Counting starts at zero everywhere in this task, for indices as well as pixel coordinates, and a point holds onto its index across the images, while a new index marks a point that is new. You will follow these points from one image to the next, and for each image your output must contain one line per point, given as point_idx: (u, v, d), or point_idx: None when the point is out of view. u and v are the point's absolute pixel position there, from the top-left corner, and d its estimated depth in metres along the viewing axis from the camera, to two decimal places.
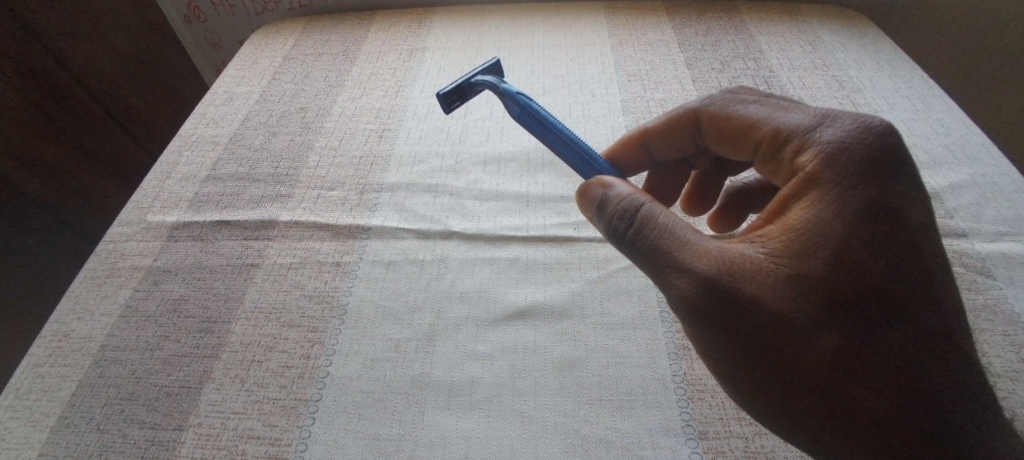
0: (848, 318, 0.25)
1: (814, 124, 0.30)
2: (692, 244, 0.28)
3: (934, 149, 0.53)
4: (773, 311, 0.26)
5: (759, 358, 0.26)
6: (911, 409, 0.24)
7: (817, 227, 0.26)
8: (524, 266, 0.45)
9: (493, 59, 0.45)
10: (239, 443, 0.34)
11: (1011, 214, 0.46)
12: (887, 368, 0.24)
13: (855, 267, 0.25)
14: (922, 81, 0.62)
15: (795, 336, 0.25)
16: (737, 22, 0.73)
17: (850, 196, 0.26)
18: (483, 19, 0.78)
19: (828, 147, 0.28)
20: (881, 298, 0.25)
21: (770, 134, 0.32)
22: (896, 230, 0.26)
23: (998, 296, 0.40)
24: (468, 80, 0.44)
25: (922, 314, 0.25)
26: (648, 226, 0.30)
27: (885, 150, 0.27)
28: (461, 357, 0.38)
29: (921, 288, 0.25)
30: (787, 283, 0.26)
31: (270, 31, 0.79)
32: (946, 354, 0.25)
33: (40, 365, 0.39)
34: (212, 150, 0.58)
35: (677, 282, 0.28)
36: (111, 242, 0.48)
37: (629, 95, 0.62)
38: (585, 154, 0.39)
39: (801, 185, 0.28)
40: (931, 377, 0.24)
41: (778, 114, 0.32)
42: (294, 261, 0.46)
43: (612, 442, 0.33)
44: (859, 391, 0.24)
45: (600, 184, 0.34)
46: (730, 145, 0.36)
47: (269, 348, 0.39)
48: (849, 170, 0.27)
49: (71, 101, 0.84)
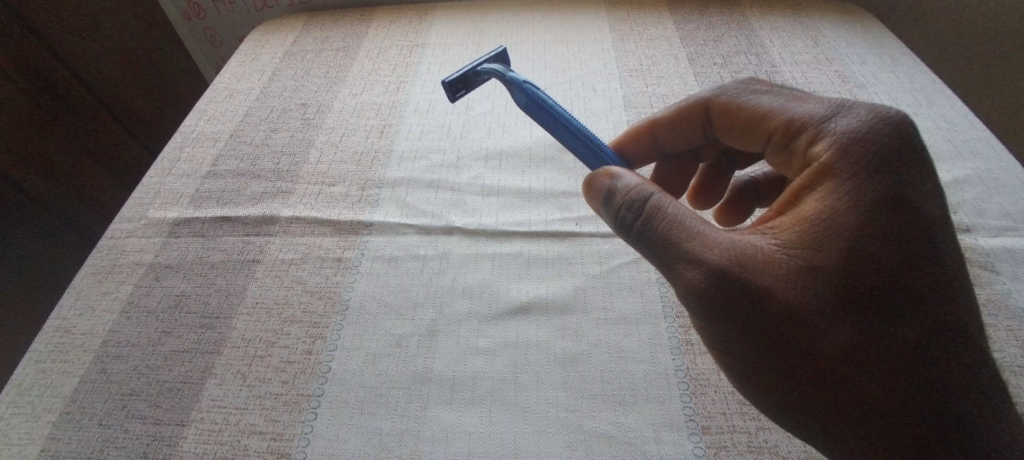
0: (861, 309, 0.25)
1: (827, 116, 0.29)
2: (703, 235, 0.28)
3: (937, 145, 0.53)
4: (783, 302, 0.26)
5: (771, 350, 0.26)
6: (922, 401, 0.24)
7: (829, 219, 0.26)
8: (525, 261, 0.44)
9: (500, 48, 0.45)
10: (241, 438, 0.34)
11: (1015, 209, 0.46)
12: (899, 360, 0.24)
13: (867, 258, 0.25)
14: (925, 76, 0.62)
15: (809, 328, 0.25)
16: (739, 17, 0.72)
17: (865, 187, 0.26)
18: (484, 15, 0.77)
19: (843, 138, 0.28)
20: (894, 290, 0.25)
21: (783, 127, 0.31)
22: (910, 222, 0.25)
23: (1002, 291, 0.40)
24: (474, 68, 0.43)
25: (935, 308, 0.25)
26: (657, 216, 0.30)
27: (901, 142, 0.27)
28: (464, 350, 0.38)
29: (934, 281, 0.25)
30: (799, 274, 0.26)
31: (270, 27, 0.79)
32: (955, 347, 0.25)
33: (42, 361, 0.39)
34: (214, 146, 0.58)
35: (687, 274, 0.28)
36: (113, 237, 0.48)
37: (631, 90, 0.62)
38: (591, 145, 0.39)
39: (815, 177, 0.28)
40: (942, 370, 0.24)
41: (791, 105, 0.32)
42: (295, 257, 0.45)
43: (613, 436, 0.33)
44: (870, 383, 0.24)
45: (608, 175, 0.34)
46: (741, 135, 0.36)
47: (270, 343, 0.39)
48: (864, 161, 0.27)
49: (74, 99, 0.84)
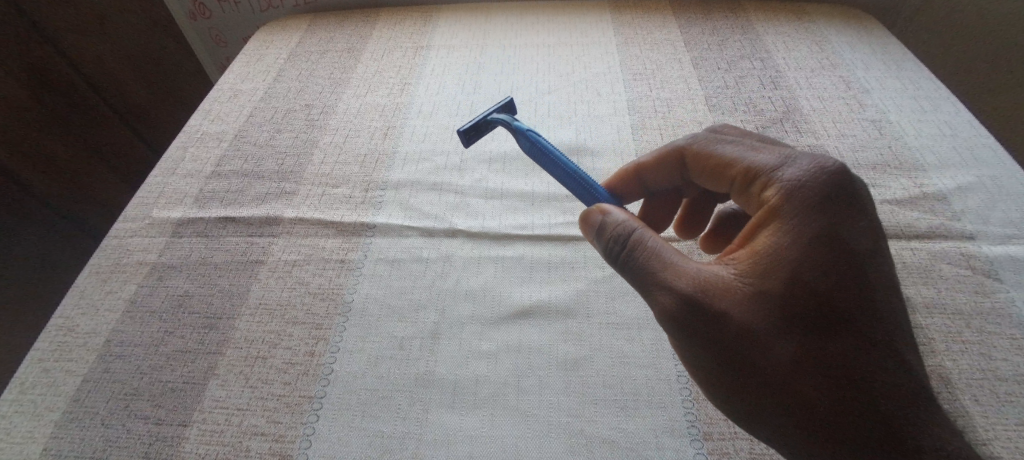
0: (807, 329, 0.25)
1: (783, 159, 0.30)
2: (672, 263, 0.29)
3: (940, 151, 0.53)
4: (738, 325, 0.26)
5: (728, 367, 0.27)
6: (859, 416, 0.24)
7: (781, 252, 0.26)
8: (528, 265, 0.44)
9: (506, 97, 0.46)
10: (243, 439, 0.34)
11: (1019, 217, 0.46)
12: (840, 378, 0.24)
13: (815, 286, 0.25)
14: (930, 82, 0.62)
15: (759, 347, 0.26)
16: (743, 21, 0.72)
17: (811, 222, 0.26)
18: (488, 17, 0.77)
19: (790, 179, 0.28)
20: (835, 311, 0.25)
21: (744, 169, 0.31)
22: (850, 247, 0.26)
23: (1006, 299, 0.39)
24: (484, 117, 0.45)
25: (867, 327, 0.25)
26: (634, 243, 0.31)
27: (844, 177, 0.27)
28: (466, 354, 0.38)
29: (868, 302, 0.25)
30: (753, 302, 0.26)
31: (275, 28, 0.79)
32: (891, 365, 0.25)
33: (44, 360, 0.39)
34: (218, 146, 0.58)
35: (661, 299, 0.28)
36: (116, 237, 0.48)
37: (634, 94, 0.62)
38: (587, 186, 0.39)
39: (767, 211, 0.28)
40: (881, 387, 0.24)
41: (747, 150, 0.32)
42: (298, 258, 0.46)
43: (615, 442, 0.33)
44: (815, 398, 0.25)
45: (599, 210, 0.34)
46: (711, 180, 0.35)
47: (273, 344, 0.39)
48: (810, 198, 0.27)
49: (76, 98, 0.84)
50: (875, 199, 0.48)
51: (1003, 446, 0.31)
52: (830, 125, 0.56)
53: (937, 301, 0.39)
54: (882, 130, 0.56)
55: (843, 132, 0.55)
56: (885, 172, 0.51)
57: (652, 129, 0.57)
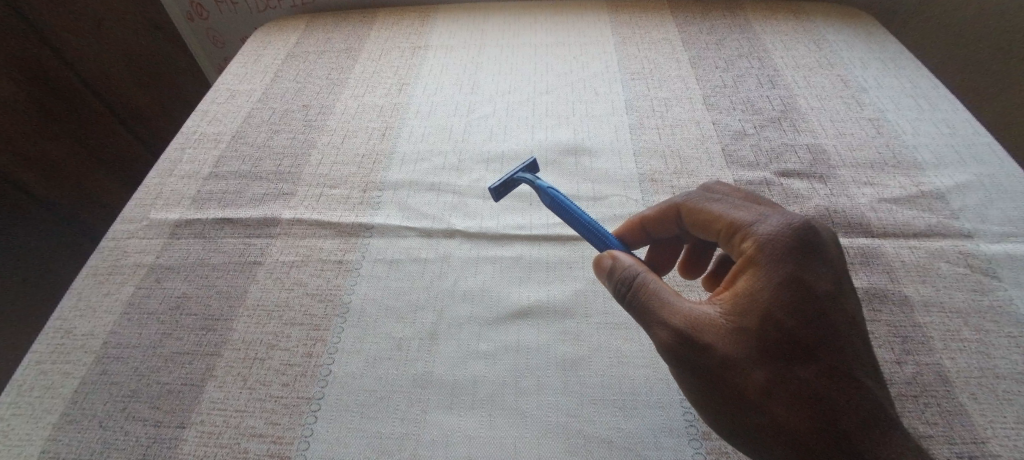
0: (781, 356, 0.25)
1: (762, 213, 0.30)
2: (668, 300, 0.29)
3: (938, 150, 0.53)
4: (720, 358, 0.26)
5: (710, 392, 0.27)
6: (824, 437, 0.24)
7: (759, 295, 0.26)
8: (526, 265, 0.44)
9: (532, 157, 0.47)
10: (241, 441, 0.34)
11: (1017, 215, 0.46)
12: (806, 400, 0.25)
13: (788, 322, 0.26)
14: (927, 80, 0.62)
15: (736, 374, 0.26)
16: (741, 20, 0.72)
17: (784, 268, 0.26)
18: (485, 17, 0.77)
19: (768, 233, 0.28)
20: (804, 341, 0.25)
21: (726, 220, 0.31)
22: (818, 287, 0.26)
23: (1004, 297, 0.39)
24: (512, 176, 0.46)
25: (830, 354, 0.25)
26: (637, 288, 0.30)
27: (815, 229, 0.28)
28: (463, 356, 0.38)
29: (831, 332, 0.26)
30: (737, 339, 0.26)
31: (272, 29, 0.79)
32: (853, 389, 0.25)
33: (42, 362, 0.39)
34: (214, 148, 0.58)
35: (658, 333, 0.29)
36: (114, 239, 0.48)
37: (631, 94, 0.62)
38: (589, 225, 0.40)
39: (746, 256, 0.28)
40: (842, 407, 0.24)
41: (726, 203, 0.32)
42: (295, 259, 0.45)
43: (614, 442, 0.33)
44: (784, 416, 0.25)
45: (608, 254, 0.33)
46: (698, 231, 0.34)
47: (270, 346, 0.39)
48: (784, 247, 0.27)
49: (73, 99, 0.85)
50: (873, 198, 0.48)
51: (1002, 444, 0.31)
52: (828, 124, 0.56)
53: (936, 300, 0.39)
54: (880, 129, 0.56)
55: (841, 131, 0.55)
56: (883, 171, 0.51)
57: (650, 129, 0.57)
